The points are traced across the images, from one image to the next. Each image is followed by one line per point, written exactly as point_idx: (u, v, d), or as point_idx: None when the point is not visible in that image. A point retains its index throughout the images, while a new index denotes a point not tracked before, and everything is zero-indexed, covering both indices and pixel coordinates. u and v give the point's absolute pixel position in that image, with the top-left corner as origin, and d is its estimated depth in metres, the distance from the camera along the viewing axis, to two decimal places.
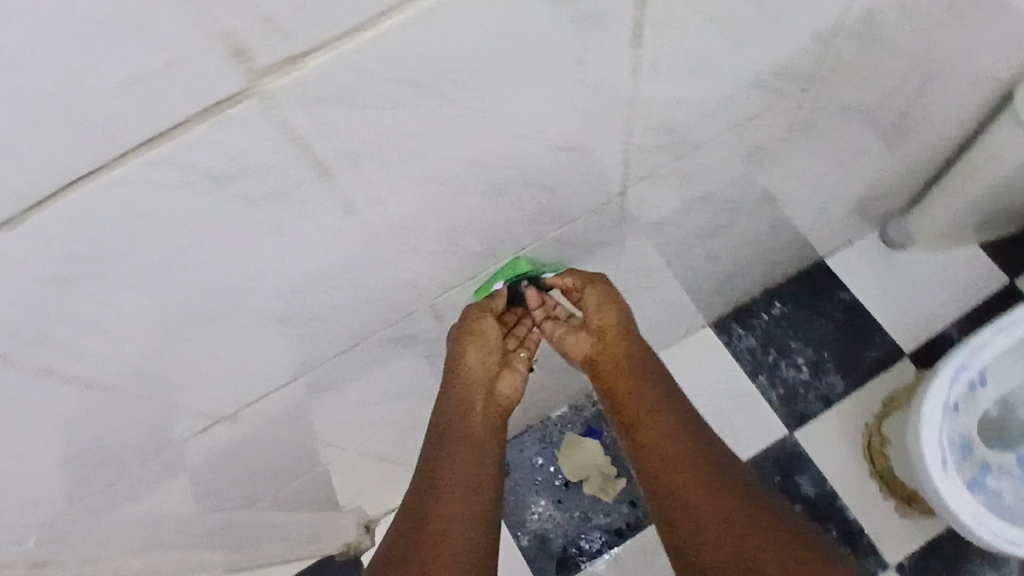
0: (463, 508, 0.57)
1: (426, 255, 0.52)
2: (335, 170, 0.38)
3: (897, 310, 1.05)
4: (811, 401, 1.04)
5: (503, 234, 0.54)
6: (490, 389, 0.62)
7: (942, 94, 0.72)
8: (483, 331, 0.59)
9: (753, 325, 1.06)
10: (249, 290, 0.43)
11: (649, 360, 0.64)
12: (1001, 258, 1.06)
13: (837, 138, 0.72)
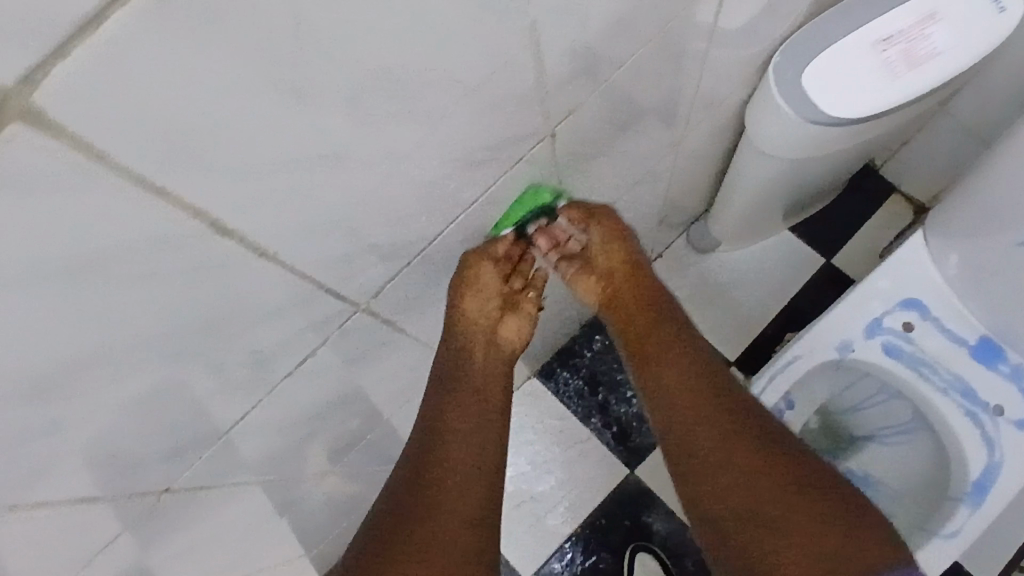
0: (457, 501, 0.63)
1: (291, 277, 0.42)
2: (51, 288, 0.29)
3: (722, 309, 1.11)
4: (646, 432, 1.10)
5: (322, 281, 0.46)
6: (492, 336, 0.66)
7: (707, 101, 0.74)
8: (482, 273, 0.60)
9: (577, 365, 1.11)
10: (43, 437, 0.38)
11: (643, 276, 0.70)
12: (818, 241, 1.12)
13: (636, 140, 0.69)
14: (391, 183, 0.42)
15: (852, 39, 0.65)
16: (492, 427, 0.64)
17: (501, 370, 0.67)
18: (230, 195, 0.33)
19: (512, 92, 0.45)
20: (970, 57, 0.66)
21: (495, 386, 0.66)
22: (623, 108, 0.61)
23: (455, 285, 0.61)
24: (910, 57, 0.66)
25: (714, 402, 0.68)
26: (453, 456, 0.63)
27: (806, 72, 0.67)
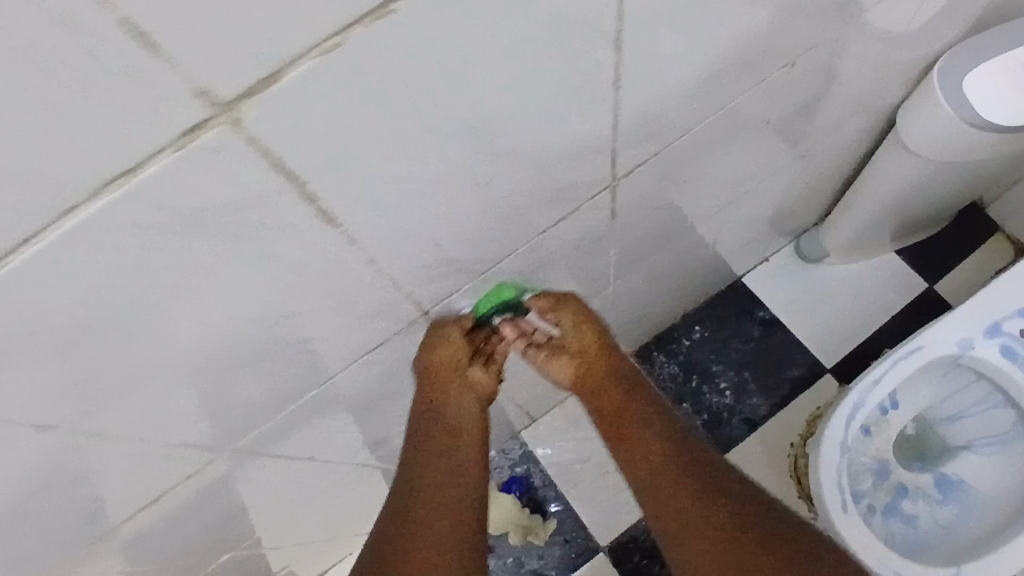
0: (449, 522, 0.61)
1: (554, 152, 0.50)
2: (435, 88, 0.37)
3: (822, 318, 1.16)
4: (736, 424, 1.14)
5: (567, 165, 0.53)
6: (468, 381, 0.65)
7: (863, 102, 0.81)
8: (455, 346, 0.62)
9: (676, 351, 1.16)
10: (352, 241, 0.45)
11: (624, 375, 0.69)
12: (919, 266, 1.17)
13: (801, 122, 0.76)
14: (648, 81, 0.50)
15: (1013, 54, 0.74)
16: (462, 466, 0.64)
17: (474, 410, 0.66)
18: (562, 49, 0.41)
19: (748, 31, 0.52)
20: None
21: (474, 440, 0.66)
22: (807, 82, 0.68)
23: (422, 352, 0.63)
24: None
25: (666, 461, 0.65)
26: (428, 469, 0.63)
27: (968, 76, 0.75)
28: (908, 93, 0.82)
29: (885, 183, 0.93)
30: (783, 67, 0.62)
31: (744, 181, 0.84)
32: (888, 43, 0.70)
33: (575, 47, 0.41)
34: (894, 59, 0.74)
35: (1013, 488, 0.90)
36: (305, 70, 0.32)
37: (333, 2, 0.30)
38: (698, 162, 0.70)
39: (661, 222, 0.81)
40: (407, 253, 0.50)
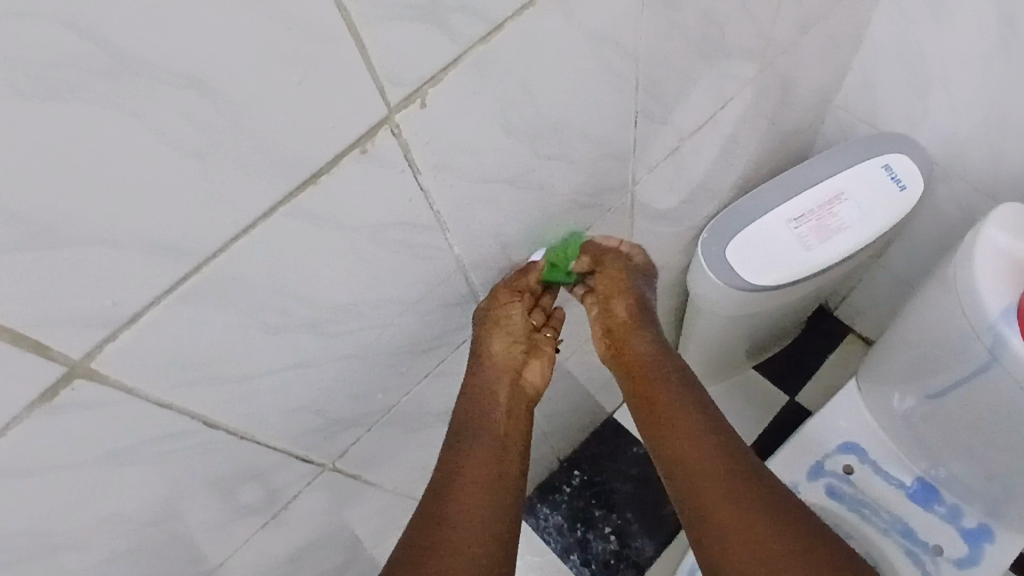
0: (481, 512, 0.53)
1: (329, 371, 0.45)
2: (185, 372, 0.36)
3: None
4: (625, 569, 1.10)
5: (362, 379, 0.48)
6: (519, 364, 0.57)
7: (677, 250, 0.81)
8: (513, 318, 0.54)
9: (557, 500, 1.15)
10: (117, 511, 0.40)
11: (659, 339, 0.62)
12: (781, 379, 1.17)
13: None
14: (422, 279, 0.44)
15: (760, 222, 0.75)
16: (504, 448, 0.56)
17: (524, 412, 0.58)
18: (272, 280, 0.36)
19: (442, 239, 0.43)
20: (873, 229, 0.75)
21: (515, 424, 0.57)
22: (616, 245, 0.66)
23: (479, 328, 0.55)
24: (822, 229, 0.75)
25: (693, 437, 0.59)
26: (471, 457, 0.55)
27: (727, 249, 0.75)
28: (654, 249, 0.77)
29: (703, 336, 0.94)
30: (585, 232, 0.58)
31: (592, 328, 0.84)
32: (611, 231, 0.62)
33: (305, 256, 0.36)
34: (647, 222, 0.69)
35: None
36: (39, 415, 0.32)
37: (62, 345, 0.30)
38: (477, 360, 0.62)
39: None
40: (216, 486, 0.46)
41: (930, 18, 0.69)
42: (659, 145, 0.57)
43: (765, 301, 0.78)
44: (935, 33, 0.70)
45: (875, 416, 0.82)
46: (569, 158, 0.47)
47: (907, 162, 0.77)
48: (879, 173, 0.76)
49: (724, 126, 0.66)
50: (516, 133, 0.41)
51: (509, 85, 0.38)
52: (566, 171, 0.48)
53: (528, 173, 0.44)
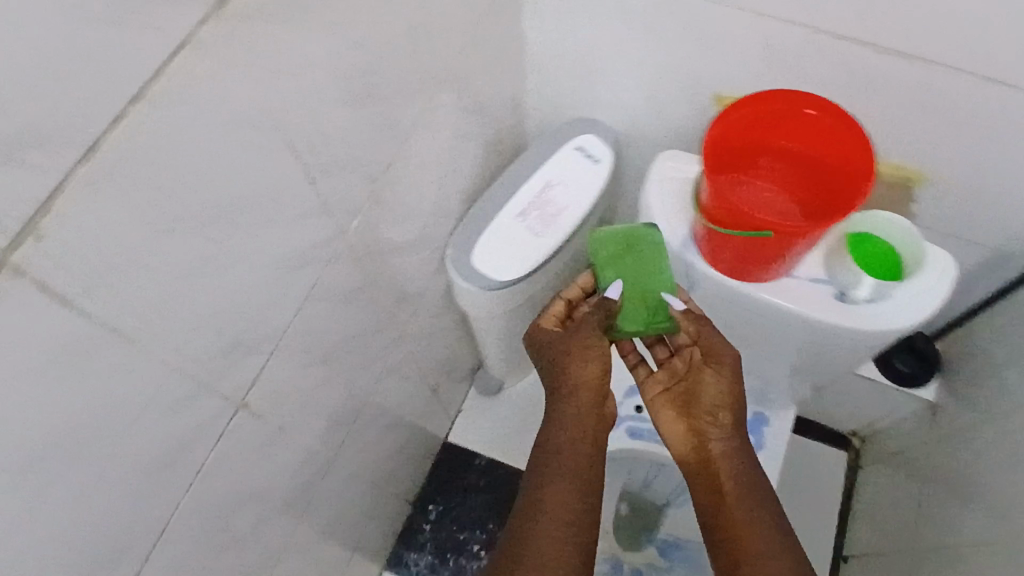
0: (550, 531, 0.61)
1: (89, 510, 0.45)
2: None
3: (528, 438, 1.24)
4: None
5: (135, 505, 0.49)
6: (603, 393, 0.67)
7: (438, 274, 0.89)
8: (594, 347, 0.66)
9: (422, 541, 1.17)
10: None
11: (736, 412, 0.67)
12: None
13: (397, 312, 0.81)
14: (156, 392, 0.46)
15: (493, 225, 0.87)
16: (576, 471, 0.64)
17: (599, 436, 0.67)
18: None
19: (161, 348, 0.45)
20: (584, 206, 0.89)
21: (580, 462, 0.65)
22: (369, 290, 0.71)
23: (563, 356, 0.67)
24: (545, 217, 0.88)
25: (740, 490, 0.65)
26: (552, 483, 0.63)
27: (472, 258, 0.85)
28: (416, 279, 0.83)
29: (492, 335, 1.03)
30: (329, 291, 0.62)
31: (392, 373, 0.88)
32: (355, 281, 0.67)
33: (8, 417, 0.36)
34: (395, 262, 0.75)
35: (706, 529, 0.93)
36: None
37: None
38: (272, 443, 0.64)
39: (328, 453, 0.78)
40: None
41: (567, 23, 0.82)
42: (360, 190, 0.61)
43: (522, 292, 0.89)
44: (574, 33, 0.83)
45: None
46: (260, 230, 0.49)
47: (593, 139, 0.93)
48: (575, 155, 0.92)
49: (424, 151, 0.72)
50: (184, 226, 0.42)
51: (156, 187, 0.39)
52: (263, 241, 0.50)
53: (217, 256, 0.46)
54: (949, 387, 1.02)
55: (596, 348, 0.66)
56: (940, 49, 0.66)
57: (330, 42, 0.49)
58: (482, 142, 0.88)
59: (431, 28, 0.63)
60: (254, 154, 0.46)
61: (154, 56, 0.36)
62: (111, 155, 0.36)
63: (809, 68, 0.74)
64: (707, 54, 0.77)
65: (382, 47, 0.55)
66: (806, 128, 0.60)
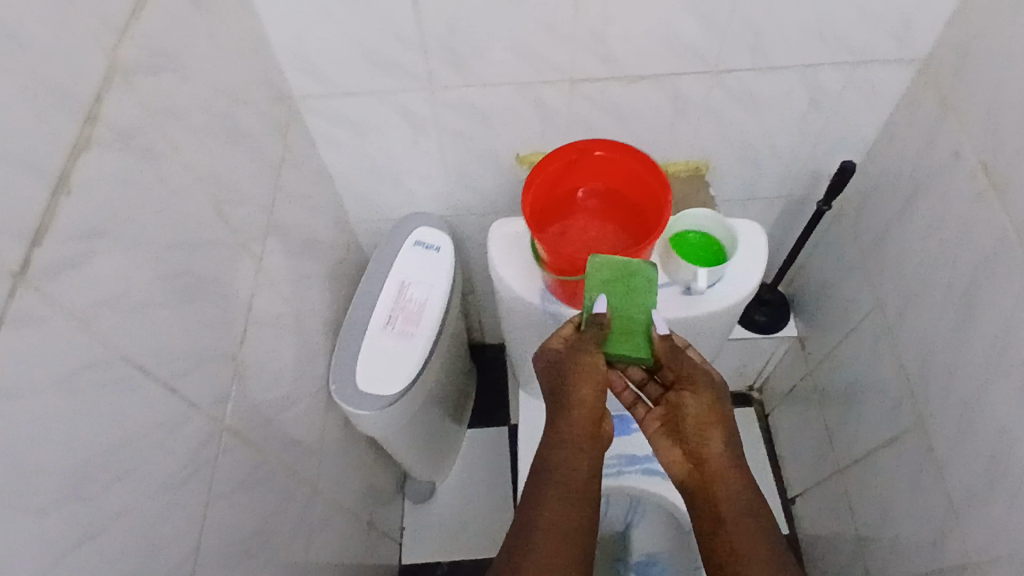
0: (554, 547, 0.56)
1: None
2: None
3: (478, 522, 1.23)
4: None
5: None
6: (599, 414, 0.64)
7: (331, 410, 0.87)
8: (591, 366, 0.63)
9: None
10: None
11: (729, 431, 0.64)
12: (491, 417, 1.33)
13: (305, 465, 0.79)
14: None
15: (366, 344, 0.87)
16: (575, 485, 0.60)
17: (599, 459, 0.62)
18: None
19: None
20: (444, 295, 0.92)
21: (587, 480, 0.61)
22: (269, 459, 0.69)
23: (565, 375, 0.64)
24: (411, 317, 0.90)
25: (738, 513, 0.61)
26: (555, 496, 0.59)
27: (356, 383, 0.84)
28: (311, 425, 0.82)
29: (405, 443, 1.03)
30: (230, 479, 0.60)
31: (323, 525, 0.85)
32: (251, 456, 0.65)
33: None
34: (284, 418, 0.74)
35: (667, 535, 0.97)
36: None
37: None
38: None
39: None
40: None
41: (360, 139, 0.86)
42: (225, 375, 0.59)
43: (414, 395, 0.89)
44: (370, 145, 0.87)
45: None
46: (133, 462, 0.47)
47: (428, 230, 0.96)
48: (417, 249, 0.95)
49: (271, 307, 0.71)
50: (55, 500, 0.39)
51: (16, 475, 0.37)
52: (142, 471, 0.48)
53: (99, 506, 0.43)
54: (804, 320, 1.14)
55: (593, 369, 0.63)
56: (677, 65, 0.77)
57: (148, 255, 0.48)
58: (323, 273, 0.88)
59: (240, 194, 0.64)
60: (104, 394, 0.44)
61: None
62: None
63: (583, 112, 0.83)
64: (495, 126, 0.85)
65: (203, 234, 0.56)
66: (600, 167, 0.67)
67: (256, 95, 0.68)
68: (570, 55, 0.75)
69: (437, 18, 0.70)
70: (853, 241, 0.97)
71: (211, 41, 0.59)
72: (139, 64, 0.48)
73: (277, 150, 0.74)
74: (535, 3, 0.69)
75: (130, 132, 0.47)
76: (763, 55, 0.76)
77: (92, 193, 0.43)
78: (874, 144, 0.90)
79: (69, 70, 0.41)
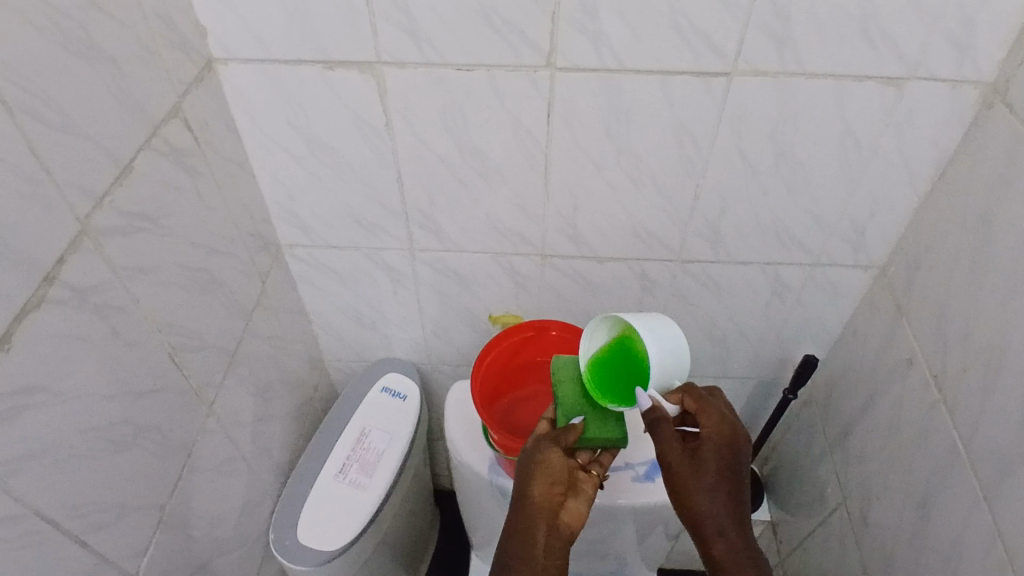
0: None
1: None
2: None
3: None
4: None
5: None
6: (563, 502, 0.60)
7: (267, 559, 0.85)
8: (552, 462, 0.59)
9: None
10: None
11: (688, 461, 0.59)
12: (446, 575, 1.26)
13: None
14: None
15: (314, 493, 0.85)
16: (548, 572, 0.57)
17: (560, 553, 0.59)
18: None
19: None
20: (402, 446, 0.91)
21: (547, 568, 0.58)
22: None
23: (526, 468, 0.60)
24: (365, 467, 0.88)
25: (716, 529, 0.59)
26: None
27: (298, 535, 0.82)
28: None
29: None
30: None
31: None
32: None
33: None
34: (213, 568, 0.71)
35: None
36: None
37: None
38: None
39: None
40: None
41: (340, 288, 0.90)
42: (149, 527, 0.58)
43: (358, 554, 0.86)
44: (347, 294, 0.91)
45: None
46: None
47: (396, 377, 0.97)
48: (383, 396, 0.95)
49: (221, 452, 0.71)
50: None
51: None
52: None
53: None
54: (776, 503, 1.11)
55: (555, 463, 0.60)
56: (643, 251, 0.81)
57: (84, 408, 0.49)
58: (286, 414, 0.89)
59: (205, 340, 0.66)
60: (15, 551, 0.43)
61: None
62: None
63: (554, 284, 0.86)
64: (469, 288, 0.88)
65: (152, 383, 0.57)
66: (558, 350, 0.70)
67: (237, 246, 0.72)
68: (542, 233, 0.79)
69: (418, 191, 0.76)
70: (820, 428, 0.96)
71: (197, 200, 0.64)
72: (109, 225, 0.51)
73: (254, 295, 0.77)
74: (510, 187, 0.75)
75: (88, 290, 0.49)
76: (725, 250, 0.81)
77: (31, 350, 0.44)
78: (837, 337, 0.92)
79: (35, 236, 0.44)
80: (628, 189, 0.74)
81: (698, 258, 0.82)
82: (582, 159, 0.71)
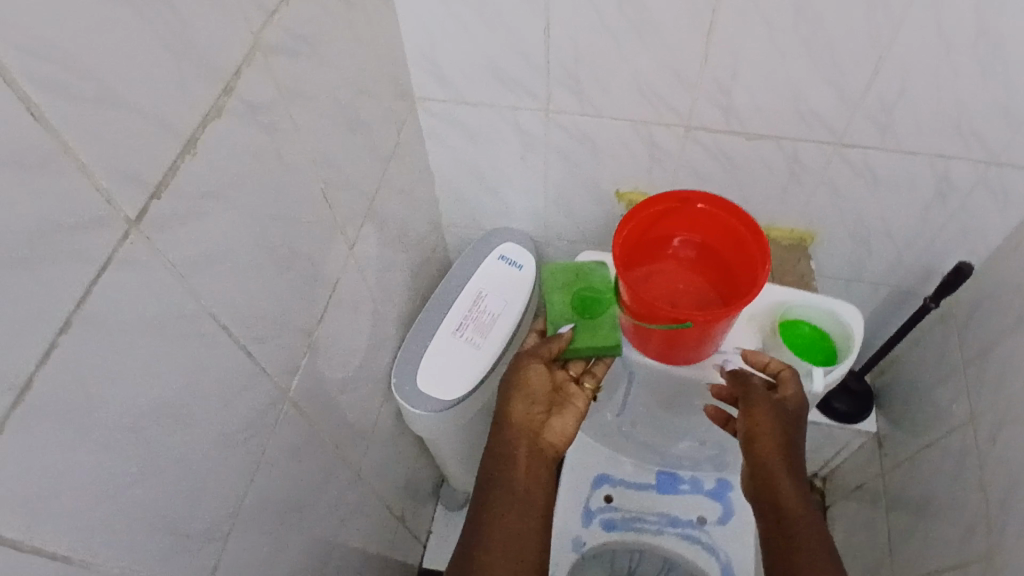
0: (518, 524, 0.65)
1: None
2: None
3: None
4: None
5: None
6: (547, 414, 0.72)
7: (387, 401, 0.90)
8: (530, 377, 0.71)
9: None
10: None
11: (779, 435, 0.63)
12: None
13: (353, 447, 0.81)
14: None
15: (432, 346, 0.89)
16: (530, 486, 0.67)
17: (543, 468, 0.70)
18: None
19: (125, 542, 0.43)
20: (516, 312, 0.92)
21: (531, 477, 0.68)
22: (323, 433, 0.71)
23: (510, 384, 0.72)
24: (481, 327, 0.90)
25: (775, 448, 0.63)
26: (511, 484, 0.67)
27: (416, 383, 0.87)
28: (367, 410, 0.84)
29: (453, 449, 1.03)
30: (287, 444, 0.63)
31: (359, 508, 0.86)
32: (308, 427, 0.67)
33: None
34: (344, 398, 0.76)
35: None
36: None
37: None
38: None
39: None
40: None
41: (470, 149, 0.89)
42: (299, 350, 0.62)
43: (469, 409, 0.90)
44: (475, 156, 0.90)
45: (601, 447, 0.96)
46: (201, 417, 0.49)
47: (514, 246, 0.96)
48: (500, 263, 0.95)
49: (357, 293, 0.74)
50: (121, 442, 0.41)
51: (93, 407, 0.38)
52: (210, 422, 0.50)
53: (165, 446, 0.45)
54: (886, 416, 1.07)
55: (534, 381, 0.71)
56: (799, 131, 0.75)
57: (254, 226, 0.51)
58: (409, 269, 0.91)
59: (350, 180, 0.67)
60: (192, 346, 0.46)
61: (96, 272, 0.37)
62: (40, 385, 0.34)
63: (693, 161, 0.82)
64: (601, 159, 0.85)
65: (307, 213, 0.59)
66: (697, 222, 0.66)
67: (381, 90, 0.71)
68: (691, 103, 0.74)
69: (565, 46, 0.71)
70: (957, 345, 0.90)
71: (351, 34, 0.62)
72: (277, 45, 0.51)
73: (392, 146, 0.77)
74: (664, 47, 0.69)
75: (259, 108, 0.49)
76: (893, 137, 0.73)
77: (212, 156, 0.45)
78: (997, 249, 0.84)
79: (218, 44, 0.44)
80: (798, 57, 0.67)
81: (861, 144, 0.75)
82: (754, 18, 0.65)
